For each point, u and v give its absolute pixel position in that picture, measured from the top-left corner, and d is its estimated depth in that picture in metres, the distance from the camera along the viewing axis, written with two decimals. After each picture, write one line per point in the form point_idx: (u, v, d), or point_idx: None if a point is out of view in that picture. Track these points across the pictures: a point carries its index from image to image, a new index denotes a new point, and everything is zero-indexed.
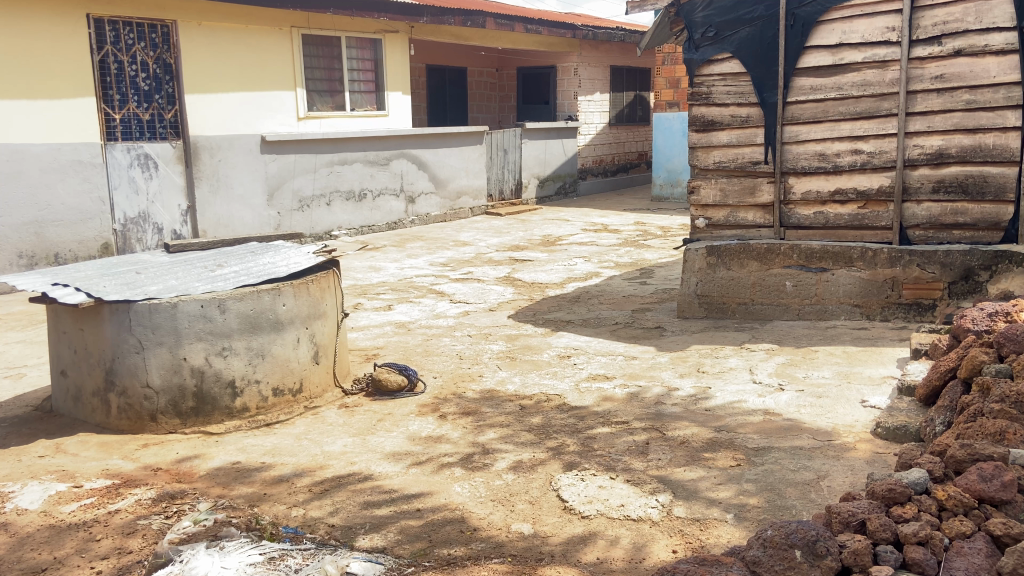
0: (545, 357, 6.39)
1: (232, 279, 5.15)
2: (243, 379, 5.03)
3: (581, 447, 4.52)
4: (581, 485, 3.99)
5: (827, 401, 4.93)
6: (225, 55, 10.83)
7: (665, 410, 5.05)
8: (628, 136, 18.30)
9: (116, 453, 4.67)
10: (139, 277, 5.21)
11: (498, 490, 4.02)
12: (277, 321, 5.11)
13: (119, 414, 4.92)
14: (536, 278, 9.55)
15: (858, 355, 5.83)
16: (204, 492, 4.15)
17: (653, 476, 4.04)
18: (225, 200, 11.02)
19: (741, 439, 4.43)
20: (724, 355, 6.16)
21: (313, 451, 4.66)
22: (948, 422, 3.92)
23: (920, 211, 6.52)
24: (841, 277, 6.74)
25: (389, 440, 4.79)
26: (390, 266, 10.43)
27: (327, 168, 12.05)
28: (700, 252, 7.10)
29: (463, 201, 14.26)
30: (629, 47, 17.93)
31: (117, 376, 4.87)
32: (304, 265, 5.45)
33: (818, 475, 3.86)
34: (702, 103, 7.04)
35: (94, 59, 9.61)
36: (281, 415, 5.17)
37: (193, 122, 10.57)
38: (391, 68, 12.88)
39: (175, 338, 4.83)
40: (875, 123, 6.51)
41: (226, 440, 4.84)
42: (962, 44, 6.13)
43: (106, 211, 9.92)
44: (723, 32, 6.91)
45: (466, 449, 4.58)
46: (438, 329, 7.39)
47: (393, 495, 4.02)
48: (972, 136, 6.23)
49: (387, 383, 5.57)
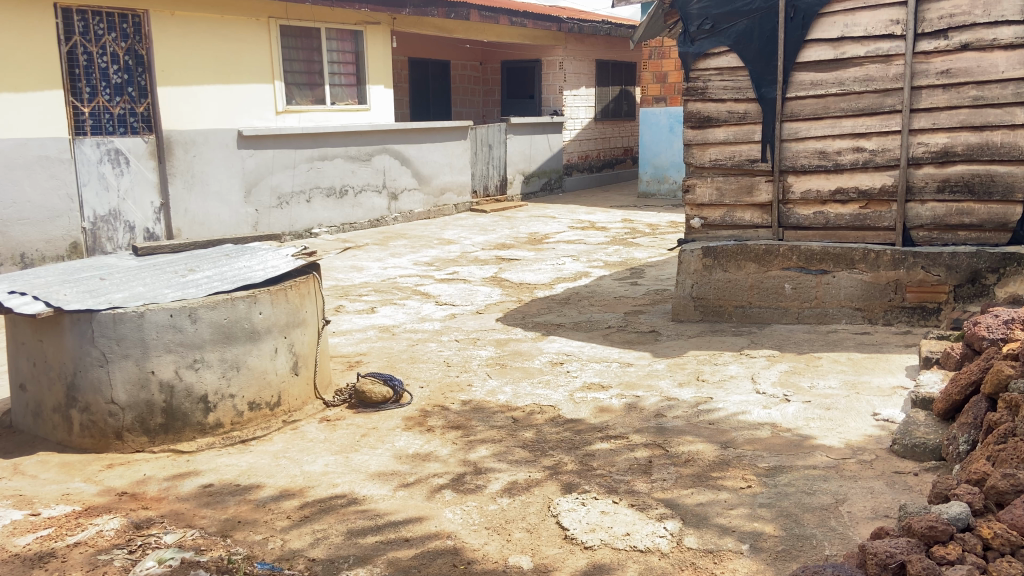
0: (536, 365, 6.09)
1: (204, 286, 4.82)
2: (216, 393, 4.70)
3: (581, 465, 4.24)
4: (582, 511, 3.70)
5: (836, 414, 4.68)
6: (201, 47, 10.43)
7: (666, 423, 4.77)
8: (613, 131, 18.03)
9: (78, 475, 4.32)
10: (103, 283, 4.87)
11: (493, 516, 3.72)
12: (253, 331, 4.78)
13: (81, 432, 4.58)
14: (524, 278, 9.25)
15: (864, 362, 5.60)
16: (174, 520, 3.82)
17: (659, 500, 3.76)
18: (200, 197, 10.62)
19: (751, 457, 4.16)
20: (723, 362, 5.90)
21: (292, 471, 4.33)
22: (973, 441, 3.72)
23: (924, 211, 6.28)
24: (842, 279, 6.50)
25: (374, 458, 4.48)
26: (373, 265, 10.11)
27: (307, 164, 11.68)
28: (695, 252, 6.83)
29: (447, 197, 13.92)
30: (614, 40, 17.63)
31: (79, 392, 4.53)
32: (282, 269, 5.13)
33: (837, 500, 3.61)
34: (697, 99, 6.75)
35: (62, 51, 9.20)
36: (258, 430, 4.84)
37: (167, 116, 10.18)
38: (372, 61, 12.50)
39: (142, 350, 4.49)
40: (878, 120, 6.26)
41: (197, 460, 4.51)
42: (970, 38, 5.89)
43: (75, 210, 9.52)
44: (720, 25, 6.60)
45: (457, 469, 4.27)
46: (424, 334, 7.08)
47: (380, 522, 3.71)
48: (979, 134, 5.99)
49: (371, 395, 5.26)
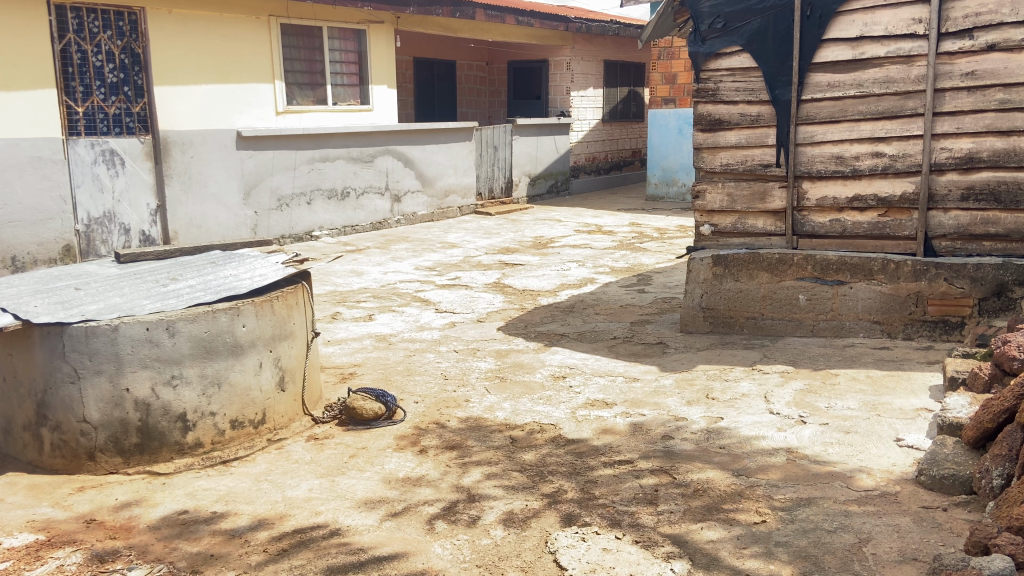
0: (538, 378, 5.80)
1: (185, 297, 4.55)
2: (196, 411, 4.43)
3: (581, 493, 3.94)
4: (581, 547, 3.42)
5: (856, 439, 4.38)
6: (199, 47, 10.19)
7: (674, 447, 4.47)
8: (621, 132, 17.72)
9: (46, 499, 4.07)
10: (77, 294, 4.61)
11: (485, 552, 3.44)
12: (235, 345, 4.51)
13: (52, 451, 4.34)
14: (528, 285, 8.95)
15: (885, 380, 5.29)
16: (141, 553, 3.56)
17: (665, 536, 3.47)
18: (197, 199, 10.37)
19: (766, 487, 3.87)
20: (734, 378, 5.60)
21: (273, 497, 4.06)
22: (1008, 475, 3.43)
23: (947, 220, 5.96)
24: (860, 291, 6.19)
25: (361, 483, 4.19)
26: (373, 270, 9.84)
27: (308, 165, 11.42)
28: (705, 261, 6.53)
29: (451, 200, 13.65)
30: (623, 40, 17.32)
31: (51, 410, 4.28)
32: (270, 278, 4.85)
33: (860, 539, 3.32)
34: (708, 101, 6.45)
35: (55, 49, 8.95)
36: (240, 450, 4.56)
37: (163, 116, 9.93)
38: (376, 60, 12.23)
39: (116, 365, 4.22)
40: (898, 124, 5.94)
41: (173, 483, 4.24)
42: (996, 38, 5.57)
43: (68, 212, 9.29)
44: (732, 24, 6.31)
45: (449, 496, 3.99)
46: (422, 344, 6.80)
47: (362, 557, 3.44)
48: (1006, 139, 5.67)
49: (362, 412, 4.98)
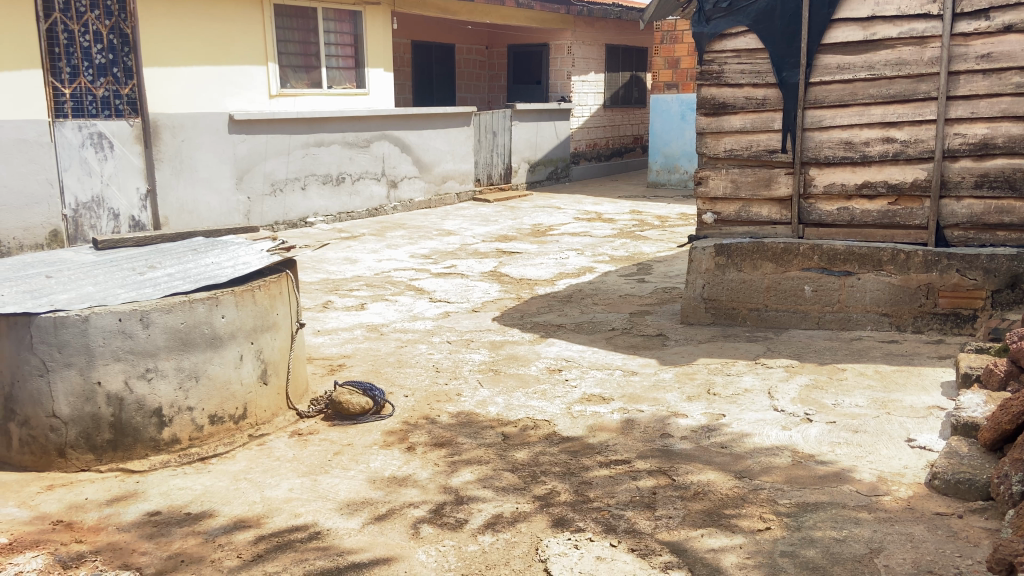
0: (533, 371, 5.59)
1: (162, 286, 4.34)
2: (172, 406, 4.22)
3: (575, 495, 3.73)
4: (574, 556, 3.21)
5: (865, 439, 4.17)
6: (189, 27, 9.91)
7: (674, 446, 4.26)
8: (622, 118, 17.44)
9: (12, 499, 3.86)
10: (47, 283, 4.39)
11: (472, 560, 3.23)
12: (214, 337, 4.29)
13: (21, 448, 4.13)
14: (524, 274, 8.71)
15: (894, 376, 5.08)
16: (109, 557, 3.36)
17: (662, 544, 3.26)
18: (188, 183, 10.13)
19: (771, 491, 3.66)
20: (737, 372, 5.38)
21: (251, 497, 3.84)
22: None
23: (960, 209, 5.73)
24: (867, 282, 5.96)
25: (344, 483, 3.98)
26: (367, 257, 9.61)
27: (302, 150, 11.18)
28: (708, 250, 6.31)
29: (449, 186, 13.39)
30: (626, 24, 17.00)
31: (19, 404, 4.09)
32: (252, 266, 4.63)
33: (871, 549, 3.11)
34: (712, 83, 6.17)
35: (40, 28, 8.66)
36: (219, 447, 4.35)
37: (152, 98, 9.68)
38: (372, 43, 11.94)
39: (86, 358, 4.01)
40: (910, 108, 5.70)
41: (148, 481, 4.04)
42: (1014, 19, 5.33)
43: (55, 196, 9.07)
44: (738, 3, 6.04)
45: (436, 497, 3.78)
46: (415, 334, 6.57)
47: (341, 563, 3.24)
48: (1022, 125, 5.44)
49: (348, 407, 4.77)
